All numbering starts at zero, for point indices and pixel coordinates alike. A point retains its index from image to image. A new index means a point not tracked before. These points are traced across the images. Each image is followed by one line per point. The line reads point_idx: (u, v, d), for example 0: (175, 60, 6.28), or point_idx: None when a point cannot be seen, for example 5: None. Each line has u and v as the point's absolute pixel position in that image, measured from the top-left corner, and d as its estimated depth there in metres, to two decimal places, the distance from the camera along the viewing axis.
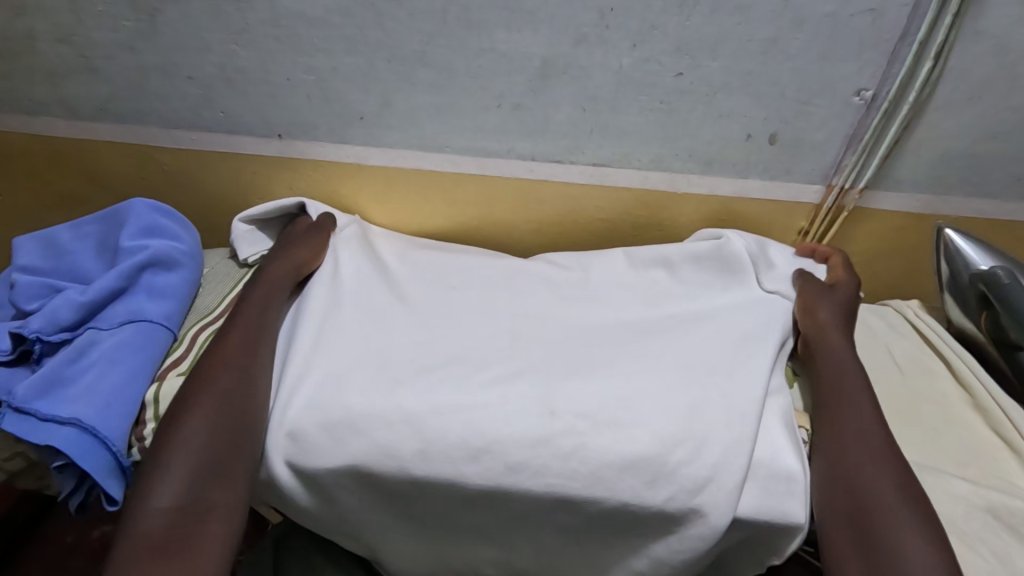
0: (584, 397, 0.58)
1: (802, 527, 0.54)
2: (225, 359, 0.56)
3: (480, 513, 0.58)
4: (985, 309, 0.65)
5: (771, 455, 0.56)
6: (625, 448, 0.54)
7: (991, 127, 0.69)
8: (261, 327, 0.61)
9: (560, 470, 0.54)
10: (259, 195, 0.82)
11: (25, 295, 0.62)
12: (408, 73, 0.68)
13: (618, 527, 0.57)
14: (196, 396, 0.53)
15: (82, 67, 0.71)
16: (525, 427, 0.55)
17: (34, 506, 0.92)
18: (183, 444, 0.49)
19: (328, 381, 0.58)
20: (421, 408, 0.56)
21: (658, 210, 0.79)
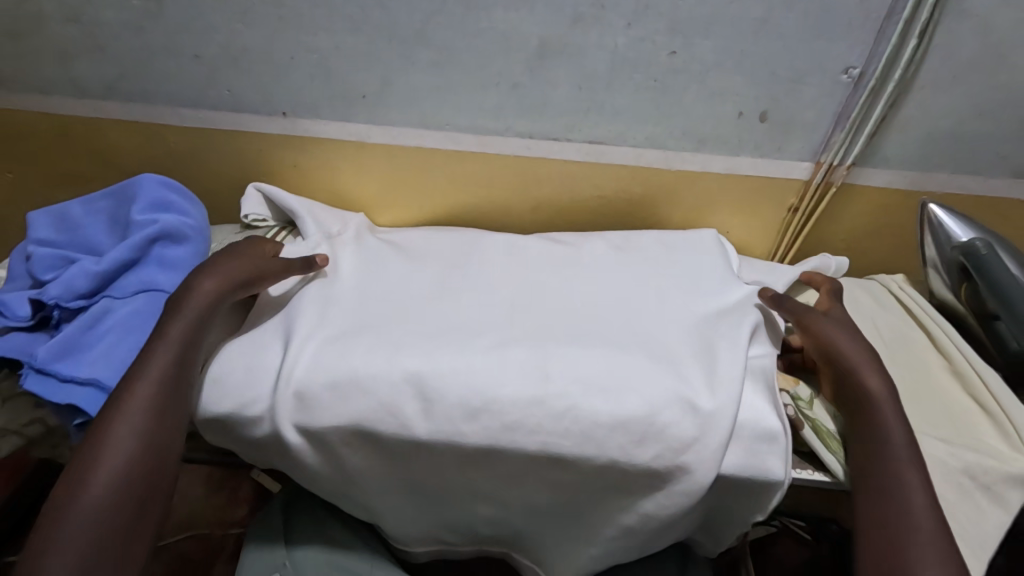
0: (577, 363, 0.60)
1: (782, 483, 0.57)
2: (143, 401, 0.51)
3: (477, 472, 0.61)
4: (965, 281, 0.68)
5: (756, 418, 0.58)
6: (617, 409, 0.57)
7: (976, 106, 0.71)
8: (186, 356, 0.55)
9: (555, 432, 0.57)
10: (263, 172, 0.84)
11: (41, 266, 0.65)
12: (409, 52, 0.70)
13: (609, 486, 0.60)
14: (96, 457, 0.47)
15: (90, 47, 0.73)
16: (519, 389, 0.57)
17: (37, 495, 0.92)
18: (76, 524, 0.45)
19: (333, 346, 0.61)
20: (425, 369, 0.58)
21: (652, 187, 0.81)
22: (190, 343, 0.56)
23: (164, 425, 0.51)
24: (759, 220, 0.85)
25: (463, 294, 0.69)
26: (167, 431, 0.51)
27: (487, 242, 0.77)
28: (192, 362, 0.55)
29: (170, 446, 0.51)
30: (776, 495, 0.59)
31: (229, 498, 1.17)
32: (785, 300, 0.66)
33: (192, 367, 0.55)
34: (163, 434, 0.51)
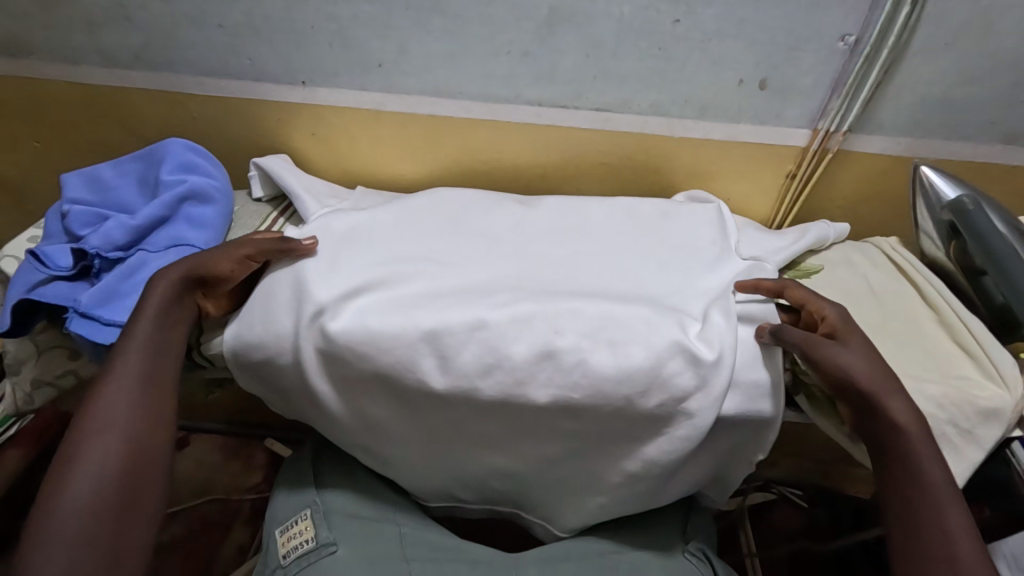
0: (584, 318, 0.61)
1: (775, 421, 0.63)
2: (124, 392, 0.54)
3: (487, 423, 0.64)
4: (954, 239, 0.71)
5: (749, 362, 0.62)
6: (626, 360, 0.59)
7: (966, 72, 0.74)
8: (160, 347, 0.58)
9: (564, 380, 0.59)
10: (282, 141, 0.88)
11: (78, 222, 0.69)
12: (424, 21, 0.73)
13: (614, 432, 0.63)
14: (73, 458, 0.50)
15: (118, 17, 0.76)
16: (528, 346, 0.59)
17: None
18: (60, 536, 0.46)
19: (347, 301, 0.62)
20: (438, 326, 0.60)
21: (656, 154, 0.85)
22: (153, 352, 0.57)
23: (135, 432, 0.52)
24: (758, 188, 0.88)
25: (471, 250, 0.71)
26: (139, 437, 0.52)
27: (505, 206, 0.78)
28: (157, 369, 0.56)
29: (144, 449, 0.52)
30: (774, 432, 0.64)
31: (244, 465, 1.19)
32: (795, 330, 0.60)
33: (159, 373, 0.56)
34: (134, 440, 0.52)
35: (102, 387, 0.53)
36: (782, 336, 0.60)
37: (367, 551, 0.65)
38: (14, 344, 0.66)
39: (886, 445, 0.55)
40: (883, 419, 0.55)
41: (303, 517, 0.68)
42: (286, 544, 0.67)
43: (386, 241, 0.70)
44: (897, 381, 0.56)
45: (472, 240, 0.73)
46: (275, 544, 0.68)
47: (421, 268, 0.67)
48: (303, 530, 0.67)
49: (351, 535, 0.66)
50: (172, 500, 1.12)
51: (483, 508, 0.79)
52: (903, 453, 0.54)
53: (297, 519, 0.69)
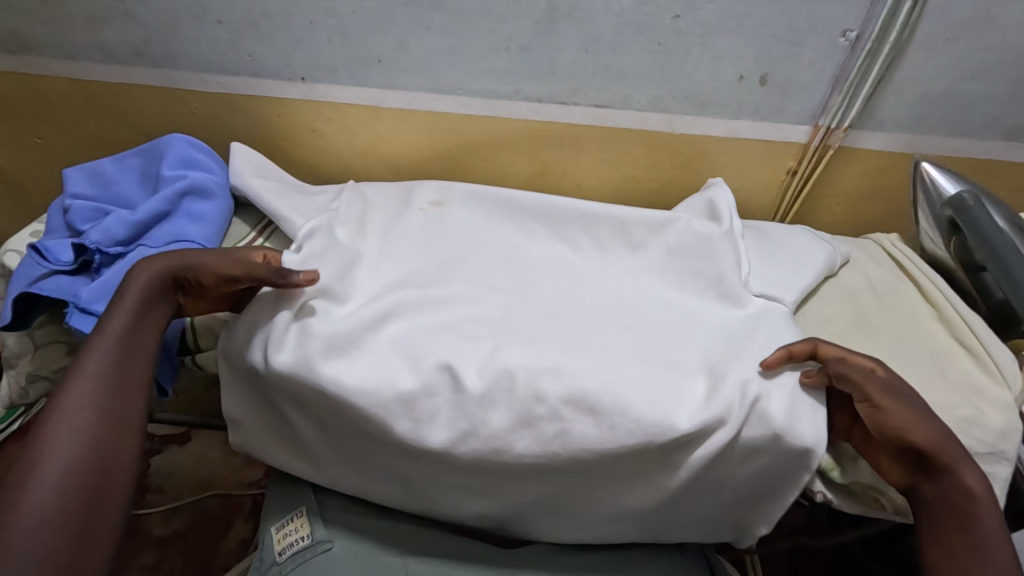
0: (571, 378, 0.57)
1: (790, 497, 0.60)
2: (88, 397, 0.51)
3: (463, 474, 0.60)
4: (954, 234, 0.71)
5: (772, 451, 0.57)
6: (606, 438, 0.55)
7: (967, 67, 0.74)
8: (128, 350, 0.55)
9: (557, 411, 0.55)
10: (282, 136, 0.88)
11: (78, 217, 0.69)
12: (423, 16, 0.73)
13: (598, 484, 0.59)
14: (34, 469, 0.47)
15: (119, 12, 0.77)
16: (505, 415, 0.56)
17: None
18: (14, 549, 0.43)
19: (323, 359, 0.57)
20: (412, 388, 0.56)
21: (659, 150, 0.85)
22: (117, 356, 0.54)
23: (99, 439, 0.50)
24: (758, 185, 0.88)
25: (458, 283, 0.67)
26: (105, 443, 0.50)
27: (509, 228, 0.75)
28: (125, 375, 0.54)
29: (108, 454, 0.50)
30: (779, 505, 0.61)
31: (245, 462, 1.19)
32: (846, 368, 0.56)
33: (125, 377, 0.54)
34: (96, 451, 0.49)
35: (61, 394, 0.51)
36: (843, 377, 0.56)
37: (361, 548, 0.64)
38: (12, 338, 0.67)
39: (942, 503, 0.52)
40: (942, 475, 0.53)
41: (299, 514, 0.67)
42: (282, 541, 0.67)
43: (366, 279, 0.65)
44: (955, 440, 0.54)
45: (457, 273, 0.68)
46: (271, 541, 0.67)
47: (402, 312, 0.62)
48: (299, 526, 0.67)
49: (348, 532, 0.66)
50: (174, 496, 1.13)
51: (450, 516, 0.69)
52: (962, 511, 0.51)
53: (292, 517, 0.68)
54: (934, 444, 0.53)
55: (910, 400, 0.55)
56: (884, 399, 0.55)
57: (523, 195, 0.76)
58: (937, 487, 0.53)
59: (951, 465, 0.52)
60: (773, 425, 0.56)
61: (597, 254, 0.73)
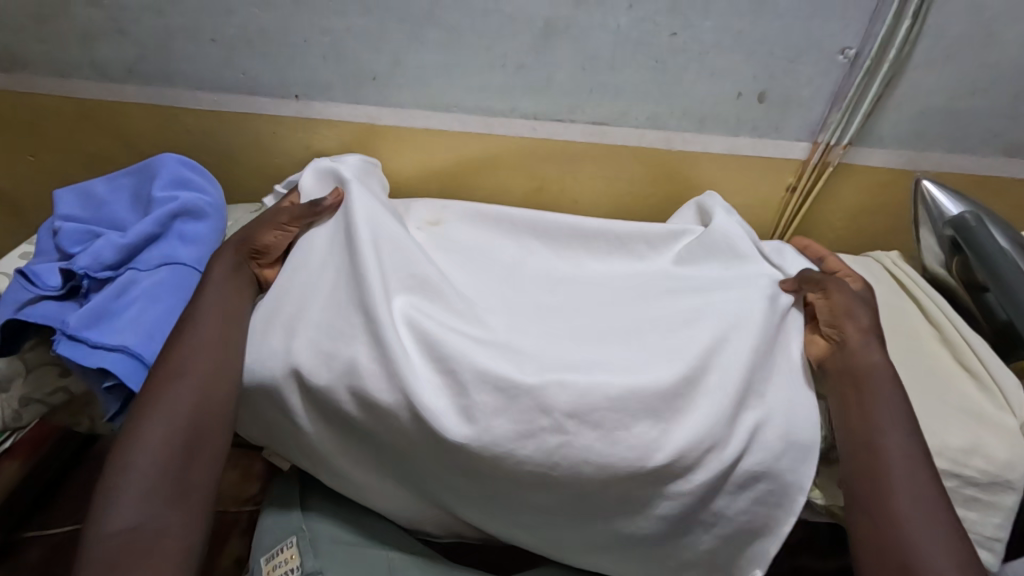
0: (571, 389, 0.55)
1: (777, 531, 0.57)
2: (192, 352, 0.57)
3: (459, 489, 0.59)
4: (957, 255, 0.71)
5: (768, 480, 0.56)
6: (604, 454, 0.54)
7: (968, 84, 0.73)
8: (226, 315, 0.61)
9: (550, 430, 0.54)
10: (278, 153, 0.87)
11: (68, 239, 0.68)
12: (418, 34, 0.73)
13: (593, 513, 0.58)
14: (150, 408, 0.54)
15: (112, 30, 0.76)
16: (508, 423, 0.55)
17: (70, 453, 0.98)
18: (135, 466, 0.51)
19: (342, 360, 0.57)
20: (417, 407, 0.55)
21: (658, 166, 0.83)
22: (215, 318, 0.60)
23: (201, 387, 0.55)
24: (758, 201, 0.87)
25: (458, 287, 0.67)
26: (206, 391, 0.55)
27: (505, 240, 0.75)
28: (228, 328, 0.60)
29: (208, 407, 0.55)
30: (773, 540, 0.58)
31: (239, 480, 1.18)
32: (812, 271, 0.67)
33: (225, 335, 0.59)
34: (200, 397, 0.55)
35: (175, 347, 0.58)
36: (807, 276, 0.65)
37: None
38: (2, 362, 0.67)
39: (855, 384, 0.57)
40: (848, 351, 0.59)
41: (289, 545, 0.64)
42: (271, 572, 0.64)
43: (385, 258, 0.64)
44: (876, 328, 0.60)
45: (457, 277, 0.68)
46: (259, 572, 0.64)
47: (417, 298, 0.61)
48: (288, 558, 0.63)
49: (339, 563, 0.62)
50: None
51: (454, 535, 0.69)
52: (876, 396, 0.56)
53: (283, 547, 0.65)
54: (852, 328, 0.60)
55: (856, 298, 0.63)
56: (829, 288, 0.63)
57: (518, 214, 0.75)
58: (847, 368, 0.58)
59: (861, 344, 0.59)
60: (772, 450, 0.56)
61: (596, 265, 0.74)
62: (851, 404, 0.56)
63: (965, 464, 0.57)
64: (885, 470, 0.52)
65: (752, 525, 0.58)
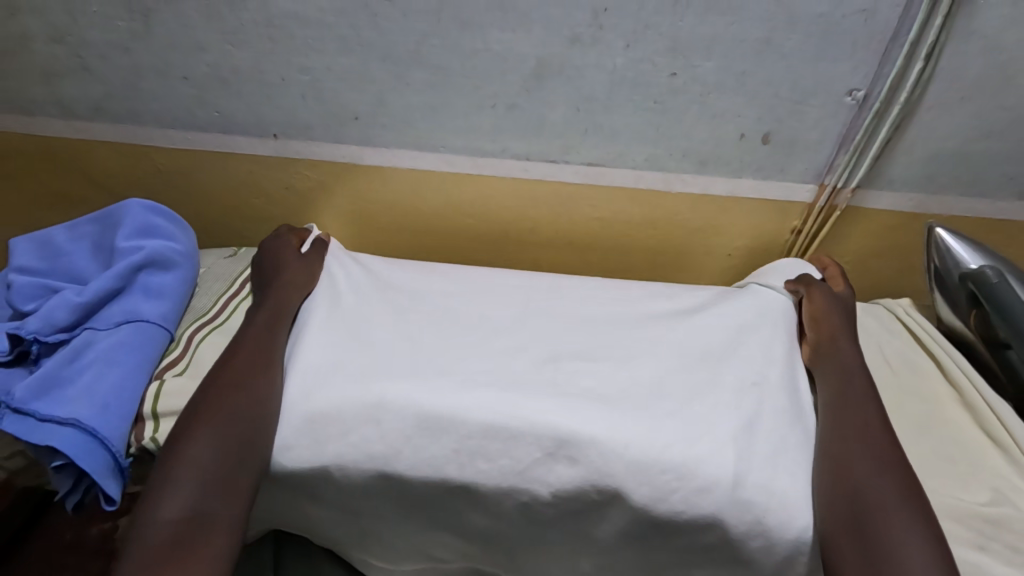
0: (577, 420, 0.55)
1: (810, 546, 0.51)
2: (246, 362, 0.58)
3: (462, 516, 0.58)
4: (975, 308, 0.68)
5: (772, 473, 0.53)
6: (615, 469, 0.53)
7: (982, 127, 0.69)
8: (270, 340, 0.62)
9: (545, 447, 0.54)
10: (254, 192, 0.82)
11: (22, 296, 0.65)
12: (403, 73, 0.69)
13: (596, 539, 0.57)
14: (207, 409, 0.53)
15: (76, 67, 0.71)
16: (519, 461, 0.54)
17: (24, 515, 0.80)
18: (191, 458, 0.50)
19: (343, 402, 0.56)
20: (417, 432, 0.55)
21: (655, 211, 0.80)
22: (262, 337, 0.61)
23: (254, 395, 0.55)
24: (761, 245, 0.83)
25: (452, 324, 0.66)
26: (258, 398, 0.55)
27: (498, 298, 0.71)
28: (272, 345, 0.61)
29: (262, 414, 0.54)
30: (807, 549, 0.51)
31: None
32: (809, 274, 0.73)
33: (271, 353, 0.60)
34: (253, 403, 0.54)
35: (228, 357, 0.58)
36: (806, 277, 0.71)
37: None
38: None
39: (833, 368, 0.62)
40: (831, 348, 0.63)
41: None
42: None
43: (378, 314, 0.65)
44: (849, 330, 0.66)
45: (447, 322, 0.66)
46: None
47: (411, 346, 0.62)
48: None
49: None
50: None
51: (459, 567, 0.66)
52: (844, 374, 0.61)
53: None
54: (829, 329, 0.65)
55: (839, 305, 0.68)
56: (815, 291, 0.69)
57: (513, 283, 0.73)
58: (822, 352, 0.64)
59: (839, 340, 0.64)
60: (767, 451, 0.54)
61: (600, 314, 0.69)
62: (828, 379, 0.61)
63: (992, 541, 0.52)
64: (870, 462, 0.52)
65: (796, 513, 0.51)
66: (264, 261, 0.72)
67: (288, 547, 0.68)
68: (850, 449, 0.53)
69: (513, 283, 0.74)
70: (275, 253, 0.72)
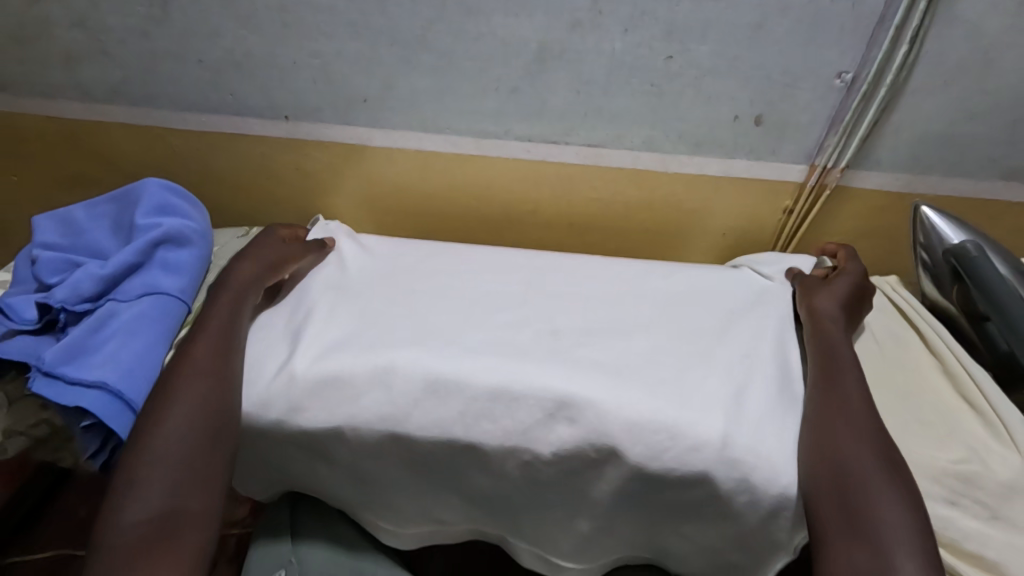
0: (577, 386, 0.58)
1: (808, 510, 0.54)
2: (204, 354, 0.57)
3: (466, 477, 0.61)
4: (958, 283, 0.71)
5: (761, 434, 0.56)
6: (611, 430, 0.56)
7: (966, 110, 0.72)
8: (232, 329, 0.61)
9: (546, 409, 0.57)
10: (265, 173, 0.85)
11: (47, 269, 0.69)
12: (410, 57, 0.72)
13: (592, 499, 0.60)
14: (166, 407, 0.53)
15: (95, 52, 0.74)
16: (520, 424, 0.57)
17: (35, 499, 0.93)
18: (161, 458, 0.50)
19: (354, 367, 0.59)
20: (424, 396, 0.58)
21: (651, 192, 0.83)
22: (222, 328, 0.60)
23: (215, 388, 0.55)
24: (754, 225, 0.86)
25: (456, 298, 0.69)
26: (219, 391, 0.55)
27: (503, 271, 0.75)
28: (230, 333, 0.61)
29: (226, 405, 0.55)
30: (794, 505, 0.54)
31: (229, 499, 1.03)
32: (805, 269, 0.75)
33: (232, 344, 0.60)
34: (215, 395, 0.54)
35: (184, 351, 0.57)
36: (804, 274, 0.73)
37: None
38: None
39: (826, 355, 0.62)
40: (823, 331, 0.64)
41: None
42: None
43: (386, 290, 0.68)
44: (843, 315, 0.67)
45: (453, 297, 0.69)
46: None
47: (417, 318, 0.66)
48: None
49: None
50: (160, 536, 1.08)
51: (463, 531, 0.69)
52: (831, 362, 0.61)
53: None
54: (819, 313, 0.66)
55: (835, 291, 0.69)
56: (807, 283, 0.72)
57: (515, 260, 0.77)
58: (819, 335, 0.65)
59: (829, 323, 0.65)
60: (757, 413, 0.58)
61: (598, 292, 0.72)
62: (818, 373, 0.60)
63: (962, 497, 0.56)
64: (847, 452, 0.53)
65: (782, 471, 0.54)
66: (251, 247, 0.70)
67: (303, 508, 0.72)
68: (832, 441, 0.54)
69: (513, 258, 0.77)
70: (254, 246, 0.71)
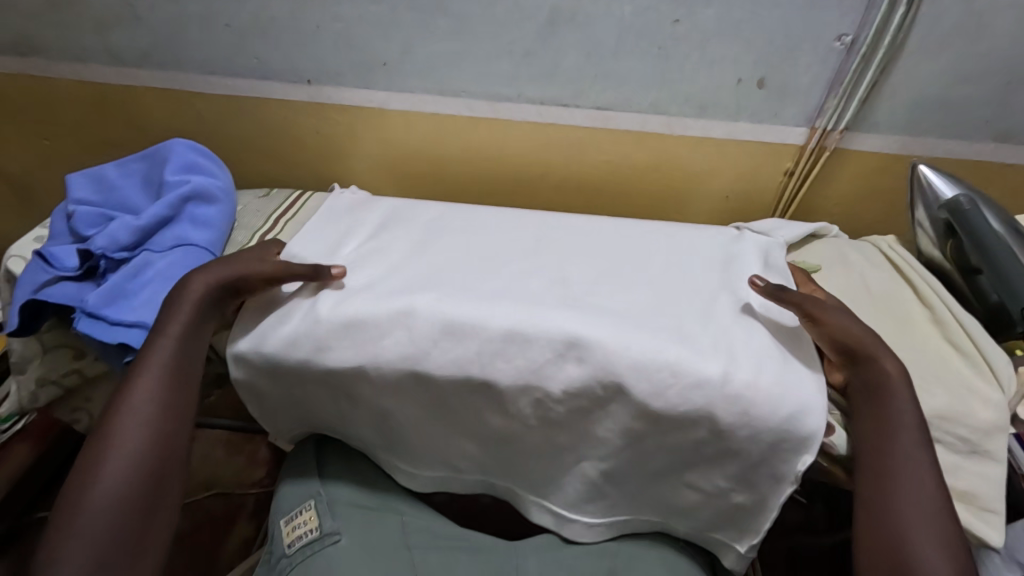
0: (587, 326, 0.61)
1: (811, 433, 0.58)
2: (144, 405, 0.55)
3: (480, 417, 0.65)
4: (951, 238, 0.75)
5: (762, 369, 0.60)
6: (620, 367, 0.59)
7: (961, 72, 0.75)
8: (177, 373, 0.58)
9: (556, 348, 0.60)
10: (287, 136, 0.89)
11: (84, 222, 0.72)
12: (428, 21, 0.75)
13: (600, 438, 0.64)
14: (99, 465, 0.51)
15: (127, 16, 0.78)
16: (533, 363, 0.60)
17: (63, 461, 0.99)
18: (86, 527, 0.48)
19: (379, 307, 0.63)
20: (444, 336, 0.62)
21: (657, 154, 0.86)
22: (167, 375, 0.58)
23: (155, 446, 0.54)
24: (756, 188, 0.89)
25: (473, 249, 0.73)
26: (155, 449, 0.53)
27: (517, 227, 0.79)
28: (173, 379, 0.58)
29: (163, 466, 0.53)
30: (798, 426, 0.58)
31: (249, 460, 1.07)
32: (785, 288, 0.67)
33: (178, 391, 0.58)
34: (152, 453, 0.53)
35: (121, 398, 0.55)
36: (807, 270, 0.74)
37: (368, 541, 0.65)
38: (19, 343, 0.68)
39: (870, 388, 0.60)
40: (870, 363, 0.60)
41: (308, 507, 0.69)
42: (291, 533, 0.68)
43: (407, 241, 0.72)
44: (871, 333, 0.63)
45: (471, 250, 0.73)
46: (279, 534, 0.69)
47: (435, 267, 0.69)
48: (308, 519, 0.68)
49: (355, 524, 0.67)
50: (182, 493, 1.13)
51: (475, 479, 0.73)
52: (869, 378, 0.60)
53: (301, 510, 0.69)
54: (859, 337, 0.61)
55: (846, 311, 0.64)
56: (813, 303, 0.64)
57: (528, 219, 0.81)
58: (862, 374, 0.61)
59: (872, 350, 0.61)
60: (758, 349, 0.62)
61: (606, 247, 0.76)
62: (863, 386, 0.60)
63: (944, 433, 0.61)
64: (893, 466, 0.55)
65: (780, 400, 0.58)
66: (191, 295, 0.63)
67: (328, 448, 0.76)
68: (881, 454, 0.56)
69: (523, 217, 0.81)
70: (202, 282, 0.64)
